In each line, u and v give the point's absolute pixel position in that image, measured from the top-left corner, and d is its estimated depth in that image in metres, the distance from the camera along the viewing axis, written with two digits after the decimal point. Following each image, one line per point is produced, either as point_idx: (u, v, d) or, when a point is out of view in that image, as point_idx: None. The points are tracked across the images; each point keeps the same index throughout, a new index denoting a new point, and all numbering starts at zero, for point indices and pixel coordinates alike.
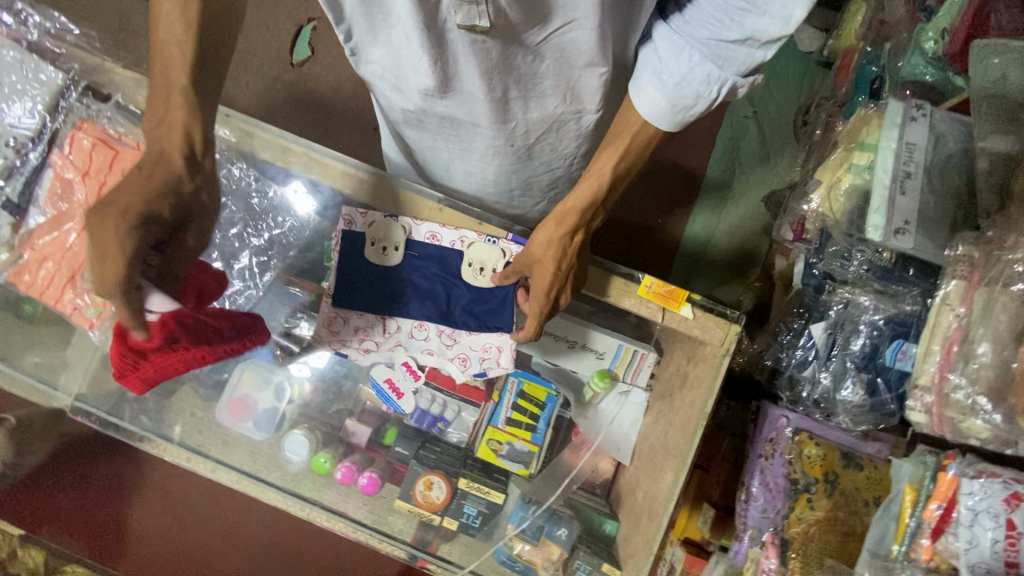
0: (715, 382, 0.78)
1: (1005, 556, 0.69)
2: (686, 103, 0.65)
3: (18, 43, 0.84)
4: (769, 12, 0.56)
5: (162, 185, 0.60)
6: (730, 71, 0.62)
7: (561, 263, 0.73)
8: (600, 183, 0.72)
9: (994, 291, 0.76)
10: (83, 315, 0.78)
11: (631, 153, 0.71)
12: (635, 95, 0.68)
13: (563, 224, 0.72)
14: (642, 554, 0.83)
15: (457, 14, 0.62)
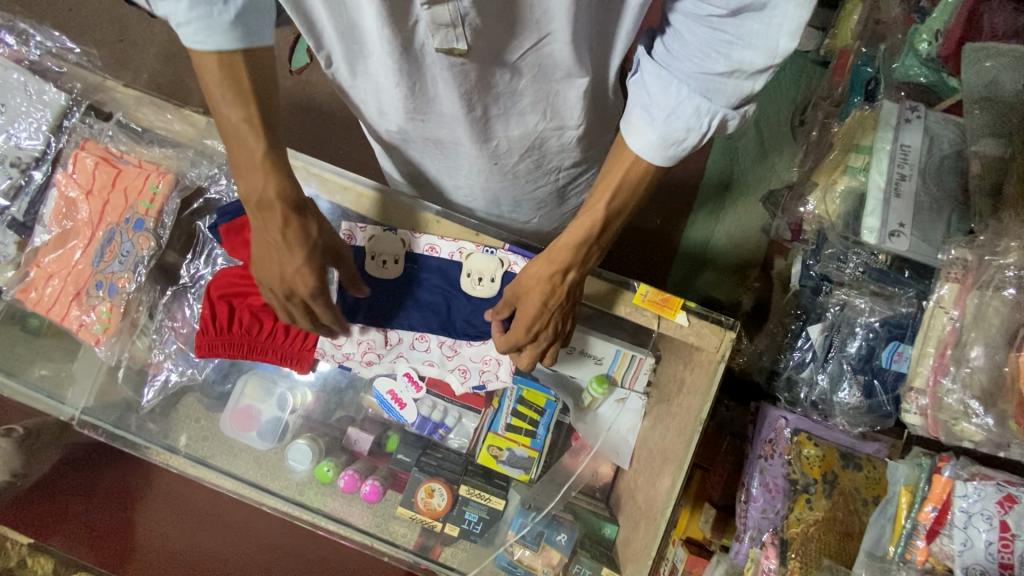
0: (710, 388, 0.79)
1: (1000, 558, 0.70)
2: (678, 137, 0.62)
3: (20, 63, 0.88)
4: (756, 44, 0.55)
5: (288, 239, 0.69)
6: (719, 104, 0.60)
7: (545, 301, 0.71)
8: (593, 222, 0.68)
9: (986, 295, 0.76)
10: (88, 331, 0.84)
11: (625, 189, 0.67)
12: (626, 134, 0.66)
13: (551, 262, 0.70)
14: (642, 559, 0.84)
15: (435, 39, 0.65)
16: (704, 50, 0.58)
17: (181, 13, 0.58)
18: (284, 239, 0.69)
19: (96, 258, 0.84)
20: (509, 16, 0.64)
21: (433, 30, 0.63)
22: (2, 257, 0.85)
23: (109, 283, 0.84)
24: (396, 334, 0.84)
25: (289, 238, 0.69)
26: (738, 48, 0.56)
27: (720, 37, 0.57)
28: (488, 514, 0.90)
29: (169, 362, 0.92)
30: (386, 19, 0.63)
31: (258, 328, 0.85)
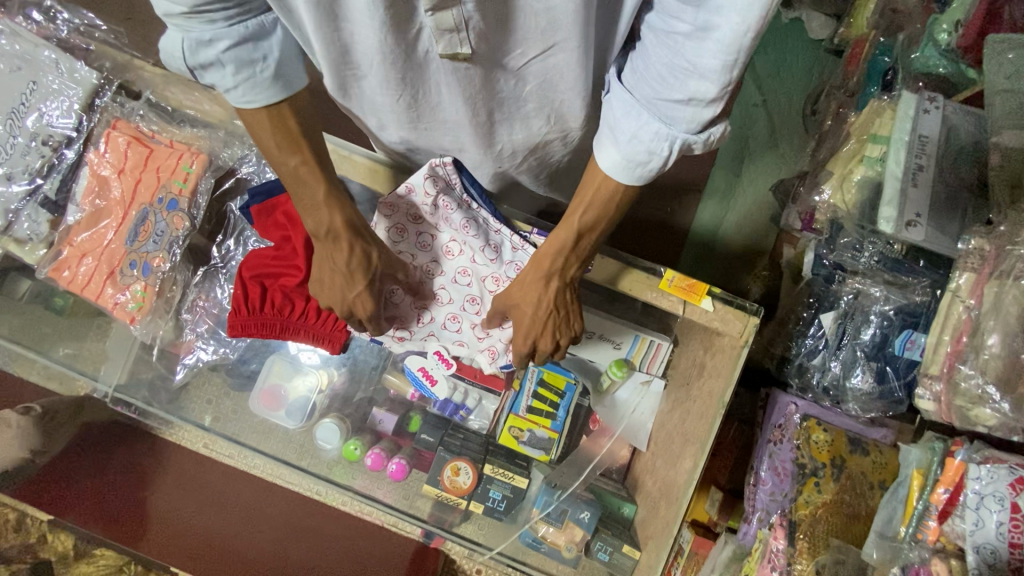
0: (734, 372, 0.80)
1: (1010, 537, 0.72)
2: (641, 159, 0.61)
3: (49, 40, 0.90)
4: (710, 75, 0.53)
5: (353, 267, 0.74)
6: (681, 129, 0.59)
7: (536, 311, 0.74)
8: (567, 233, 0.69)
9: (1006, 284, 0.78)
10: (124, 309, 0.87)
11: (598, 199, 0.67)
12: (594, 153, 0.65)
13: (538, 270, 0.72)
14: (663, 535, 0.86)
15: (439, 44, 0.65)
16: (665, 77, 0.57)
17: (228, 79, 0.63)
18: (347, 269, 0.74)
19: (130, 237, 0.87)
20: (510, 24, 0.64)
21: (437, 36, 0.63)
22: (35, 235, 0.88)
23: (143, 262, 0.87)
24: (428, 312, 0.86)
25: (352, 268, 0.74)
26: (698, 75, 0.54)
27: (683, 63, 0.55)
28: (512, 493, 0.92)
29: (200, 341, 0.94)
30: (389, 31, 0.63)
31: (290, 309, 0.86)
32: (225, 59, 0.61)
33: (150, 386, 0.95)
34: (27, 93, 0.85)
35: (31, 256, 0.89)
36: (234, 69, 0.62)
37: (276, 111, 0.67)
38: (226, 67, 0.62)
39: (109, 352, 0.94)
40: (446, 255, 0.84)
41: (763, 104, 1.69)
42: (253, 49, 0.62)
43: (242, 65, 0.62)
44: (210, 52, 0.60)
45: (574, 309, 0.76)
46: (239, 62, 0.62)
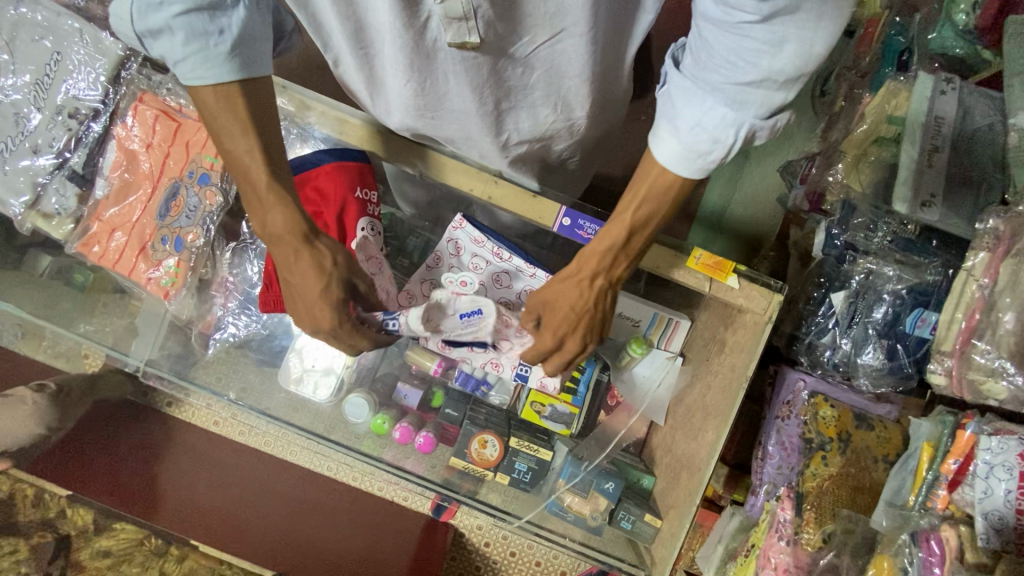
0: (757, 347, 0.82)
1: (1017, 504, 0.76)
2: (703, 149, 0.61)
3: (72, 10, 0.91)
4: (788, 51, 0.54)
5: (298, 265, 0.70)
6: (749, 114, 0.59)
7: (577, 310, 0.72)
8: (620, 231, 0.68)
9: (1023, 264, 0.81)
10: (159, 285, 0.90)
11: (654, 195, 0.66)
12: (651, 144, 0.65)
13: (580, 270, 0.71)
14: (687, 504, 0.89)
15: (448, 33, 0.67)
16: (727, 66, 0.57)
17: (177, 48, 0.62)
18: (291, 267, 0.70)
19: (161, 213, 0.90)
20: (520, 12, 0.66)
21: (445, 25, 0.65)
22: (63, 210, 0.91)
23: (175, 237, 0.90)
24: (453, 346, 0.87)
25: (302, 267, 0.69)
26: (767, 58, 0.55)
27: (747, 49, 0.55)
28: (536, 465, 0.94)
29: (230, 315, 0.96)
30: (400, 12, 0.64)
31: None
32: (175, 26, 0.60)
33: (176, 358, 0.96)
34: (52, 66, 0.89)
35: (58, 230, 0.92)
36: (184, 36, 0.61)
37: (225, 89, 0.64)
38: (176, 34, 0.61)
39: (139, 329, 0.97)
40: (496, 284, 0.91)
41: None
42: (207, 21, 0.61)
43: (194, 35, 0.61)
44: (159, 17, 0.60)
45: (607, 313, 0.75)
46: (191, 32, 0.61)
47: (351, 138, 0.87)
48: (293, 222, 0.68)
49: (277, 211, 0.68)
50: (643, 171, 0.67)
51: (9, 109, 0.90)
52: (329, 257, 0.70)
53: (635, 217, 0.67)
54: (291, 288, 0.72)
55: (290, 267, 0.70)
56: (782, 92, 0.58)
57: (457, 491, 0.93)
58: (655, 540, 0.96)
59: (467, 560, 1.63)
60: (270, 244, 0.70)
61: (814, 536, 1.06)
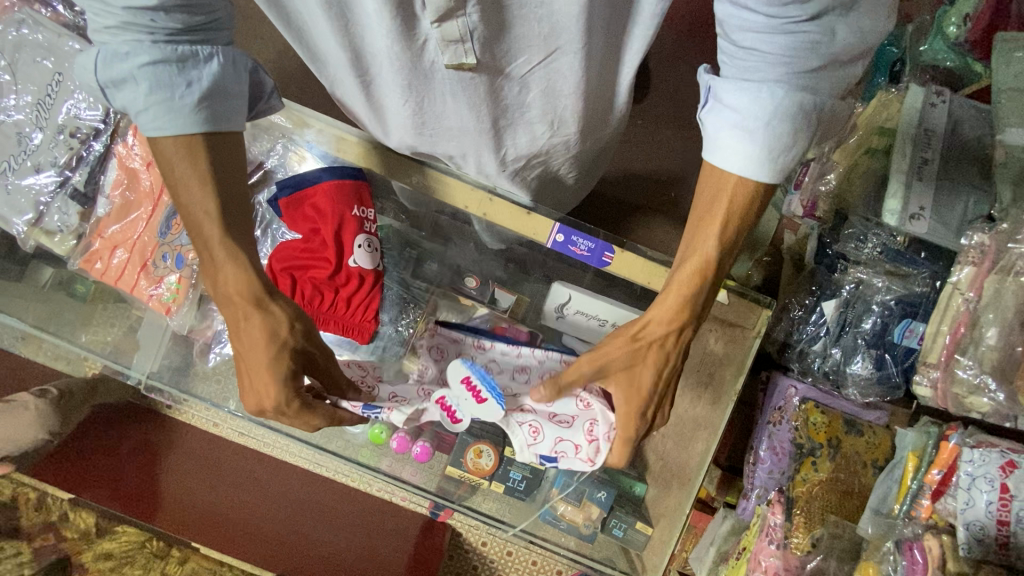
0: (748, 359, 0.90)
1: (998, 515, 0.78)
2: (786, 142, 0.57)
3: (72, 30, 0.93)
4: (840, 30, 0.54)
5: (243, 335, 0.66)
6: (819, 94, 0.57)
7: (663, 371, 0.65)
8: (705, 264, 0.62)
9: (1006, 280, 0.83)
10: (161, 301, 0.92)
11: (733, 221, 0.61)
12: (719, 159, 0.60)
13: (665, 321, 0.64)
14: (675, 514, 0.99)
15: (445, 55, 0.68)
16: (788, 60, 0.54)
17: (140, 98, 0.58)
18: (240, 331, 0.66)
19: (162, 230, 0.92)
20: (514, 33, 0.68)
21: (443, 47, 0.67)
22: (65, 227, 0.92)
23: (176, 254, 0.92)
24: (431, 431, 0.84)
25: (246, 338, 0.66)
26: (826, 46, 0.54)
27: (804, 42, 0.53)
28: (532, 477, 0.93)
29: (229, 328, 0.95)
30: (397, 37, 0.66)
31: (319, 301, 0.90)
32: (139, 75, 0.57)
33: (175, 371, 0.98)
34: (54, 86, 0.91)
35: (59, 247, 0.93)
36: (148, 86, 0.58)
37: (188, 140, 0.61)
38: (140, 83, 0.58)
39: (141, 342, 0.99)
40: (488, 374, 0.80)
41: None
42: (175, 73, 0.58)
43: (158, 86, 0.58)
44: (123, 67, 0.57)
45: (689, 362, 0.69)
46: (156, 82, 0.58)
47: (347, 154, 0.93)
48: (248, 283, 0.64)
49: (227, 267, 0.64)
50: (710, 196, 0.62)
51: (12, 128, 0.91)
52: (285, 326, 0.65)
53: (722, 242, 0.61)
54: (244, 359, 0.67)
55: (239, 332, 0.66)
56: (831, 68, 0.57)
57: (451, 500, 0.96)
58: (646, 547, 0.99)
59: (464, 560, 1.65)
60: (223, 303, 0.66)
61: (804, 541, 1.09)
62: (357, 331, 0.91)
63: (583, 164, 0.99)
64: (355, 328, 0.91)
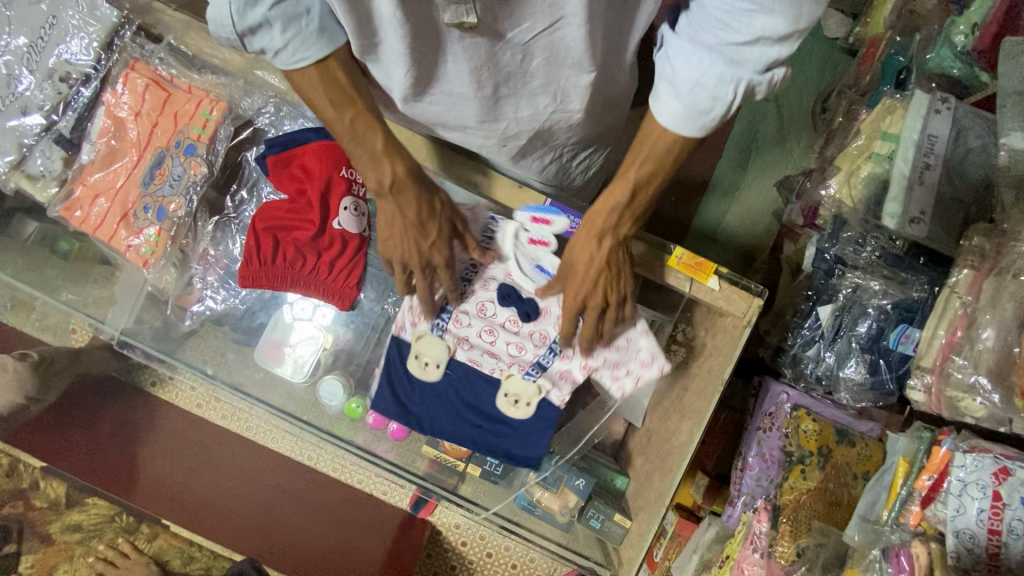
0: (735, 351, 0.82)
1: (989, 524, 0.74)
2: (704, 108, 0.61)
3: None
4: (775, 10, 0.53)
5: (421, 219, 0.79)
6: (746, 71, 0.58)
7: (593, 267, 0.75)
8: (623, 190, 0.70)
9: (1005, 281, 0.80)
10: (138, 253, 0.96)
11: (652, 158, 0.68)
12: (652, 107, 0.66)
13: (591, 230, 0.74)
14: (655, 506, 0.90)
15: (444, 14, 0.65)
16: (723, 30, 0.57)
17: (277, 38, 0.66)
18: (418, 219, 0.78)
19: (146, 180, 0.97)
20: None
21: (443, 6, 0.64)
22: (48, 172, 0.97)
23: (156, 206, 0.97)
24: (470, 316, 0.91)
25: (422, 218, 0.79)
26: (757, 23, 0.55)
27: (739, 9, 0.55)
28: (500, 418, 0.91)
29: (209, 290, 1.01)
30: None
31: (302, 263, 0.92)
32: (273, 18, 0.64)
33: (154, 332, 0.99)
34: (47, 29, 0.94)
35: (42, 193, 0.98)
36: (281, 26, 0.66)
37: (325, 65, 0.70)
38: (274, 26, 0.65)
39: (116, 297, 1.00)
40: (490, 355, 0.91)
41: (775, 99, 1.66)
42: (296, 3, 0.65)
43: (289, 22, 0.66)
44: (258, 14, 0.64)
45: (627, 267, 0.78)
46: (286, 19, 0.65)
47: None
48: (410, 169, 0.76)
49: (397, 161, 0.75)
50: (646, 130, 0.68)
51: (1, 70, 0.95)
52: (438, 201, 0.80)
53: (640, 173, 0.69)
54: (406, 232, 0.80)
55: (409, 207, 0.78)
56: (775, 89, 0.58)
57: (441, 486, 0.96)
58: (624, 541, 0.97)
59: (443, 559, 1.57)
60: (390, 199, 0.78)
61: (788, 550, 1.05)
62: (339, 297, 0.93)
63: (587, 146, 0.98)
64: (338, 294, 0.93)
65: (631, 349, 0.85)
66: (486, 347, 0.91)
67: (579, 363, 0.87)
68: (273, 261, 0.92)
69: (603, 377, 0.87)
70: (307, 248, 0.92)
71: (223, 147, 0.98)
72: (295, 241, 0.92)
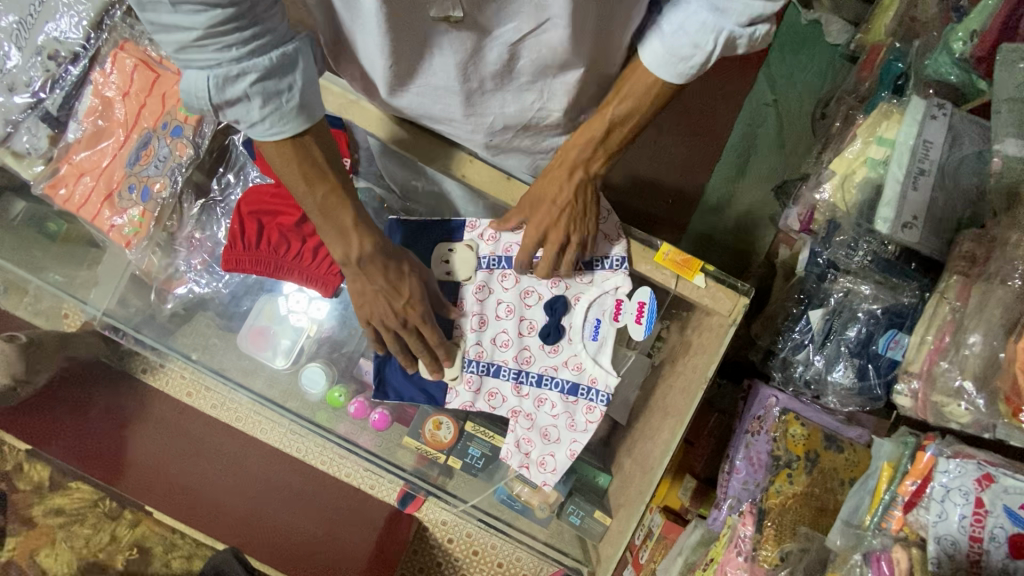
0: (719, 350, 0.81)
1: (971, 530, 0.73)
2: (684, 54, 0.66)
3: None
4: None
5: (392, 281, 0.79)
6: (727, 22, 0.63)
7: (561, 194, 0.78)
8: (599, 123, 0.75)
9: (993, 286, 0.79)
10: (121, 233, 0.97)
11: (632, 96, 0.73)
12: (642, 51, 0.71)
13: (564, 161, 0.78)
14: (636, 502, 0.89)
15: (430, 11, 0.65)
16: None
17: (254, 113, 0.63)
18: (387, 284, 0.79)
19: (133, 161, 0.98)
20: None
21: None
22: (35, 149, 0.98)
23: (142, 186, 0.97)
24: (517, 285, 0.88)
25: (393, 280, 0.79)
26: None
27: None
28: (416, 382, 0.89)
29: (195, 275, 1.04)
30: None
31: (286, 249, 0.93)
32: (251, 94, 0.61)
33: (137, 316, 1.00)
34: (36, 7, 0.95)
35: (27, 170, 1.00)
36: (261, 101, 0.62)
37: (300, 142, 0.68)
38: (252, 101, 0.62)
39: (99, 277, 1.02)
40: (483, 321, 0.88)
41: (774, 104, 1.66)
42: (278, 81, 0.62)
43: (268, 97, 0.63)
44: (235, 88, 0.60)
45: (592, 208, 0.81)
46: (265, 95, 0.62)
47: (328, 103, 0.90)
48: (379, 243, 0.77)
49: (365, 237, 0.76)
50: (628, 74, 0.73)
51: None
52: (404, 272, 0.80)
53: (619, 108, 0.74)
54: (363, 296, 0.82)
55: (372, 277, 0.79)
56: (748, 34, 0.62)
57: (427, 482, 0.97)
58: (603, 538, 0.96)
59: (429, 555, 1.55)
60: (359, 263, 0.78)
61: (772, 553, 1.03)
62: (323, 282, 0.93)
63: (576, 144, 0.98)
64: (322, 279, 0.93)
65: (563, 437, 0.87)
66: (490, 314, 0.88)
67: (511, 404, 0.87)
68: (259, 244, 0.94)
69: (517, 427, 0.87)
70: (292, 233, 0.93)
71: (210, 130, 0.97)
72: (280, 227, 0.93)
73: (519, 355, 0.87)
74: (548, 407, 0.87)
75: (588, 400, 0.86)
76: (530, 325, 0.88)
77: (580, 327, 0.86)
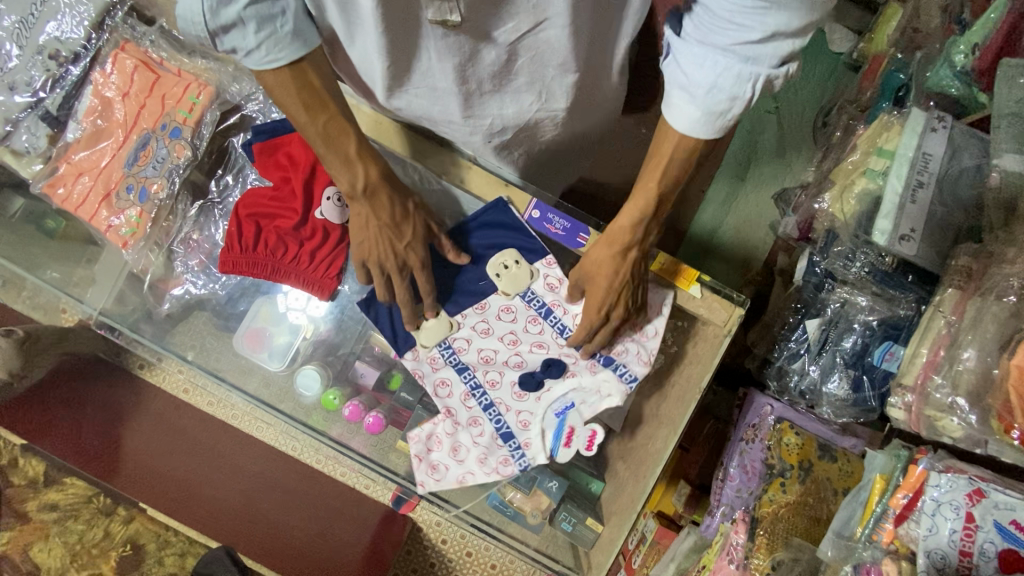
0: (715, 359, 0.83)
1: (961, 545, 0.74)
2: (722, 108, 0.63)
3: None
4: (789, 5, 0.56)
5: (396, 219, 0.80)
6: (762, 66, 0.60)
7: (618, 275, 0.78)
8: (646, 201, 0.73)
9: (988, 301, 0.79)
10: (117, 233, 0.97)
11: (673, 171, 0.71)
12: (667, 114, 0.68)
13: (614, 243, 0.76)
14: (629, 511, 0.91)
15: (428, 11, 0.65)
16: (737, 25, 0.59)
17: (250, 39, 0.66)
18: (392, 219, 0.80)
19: (130, 162, 0.98)
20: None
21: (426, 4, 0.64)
22: (33, 148, 0.98)
23: (139, 187, 0.98)
24: (534, 331, 0.88)
25: (397, 218, 0.80)
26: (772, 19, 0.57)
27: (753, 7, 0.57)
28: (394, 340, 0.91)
29: (191, 276, 1.04)
30: None
31: (283, 251, 0.94)
32: (247, 17, 0.63)
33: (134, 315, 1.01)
34: (37, 7, 0.95)
35: (26, 170, 0.99)
36: (255, 26, 0.65)
37: (298, 69, 0.70)
38: (247, 26, 0.65)
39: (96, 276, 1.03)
40: (482, 334, 0.89)
41: (776, 111, 1.66)
42: (271, 4, 0.65)
43: (263, 22, 0.65)
44: (230, 11, 0.62)
45: (646, 276, 0.81)
46: (260, 19, 0.65)
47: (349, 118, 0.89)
48: (384, 172, 0.79)
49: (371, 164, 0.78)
50: (664, 133, 0.70)
51: None
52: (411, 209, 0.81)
53: (663, 184, 0.72)
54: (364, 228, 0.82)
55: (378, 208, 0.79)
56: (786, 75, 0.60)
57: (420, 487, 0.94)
58: (595, 545, 0.98)
59: (423, 555, 1.57)
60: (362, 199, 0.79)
61: (764, 562, 1.02)
62: (320, 285, 0.95)
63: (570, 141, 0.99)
64: (318, 282, 0.95)
65: (468, 461, 0.90)
66: (493, 332, 0.89)
67: (450, 403, 0.90)
68: (255, 244, 0.94)
69: (439, 424, 0.90)
70: (290, 236, 0.93)
71: (209, 131, 0.99)
72: (278, 229, 0.94)
73: (488, 376, 0.89)
74: (483, 429, 0.89)
75: (508, 453, 0.89)
76: (518, 361, 0.89)
77: (555, 396, 0.89)
